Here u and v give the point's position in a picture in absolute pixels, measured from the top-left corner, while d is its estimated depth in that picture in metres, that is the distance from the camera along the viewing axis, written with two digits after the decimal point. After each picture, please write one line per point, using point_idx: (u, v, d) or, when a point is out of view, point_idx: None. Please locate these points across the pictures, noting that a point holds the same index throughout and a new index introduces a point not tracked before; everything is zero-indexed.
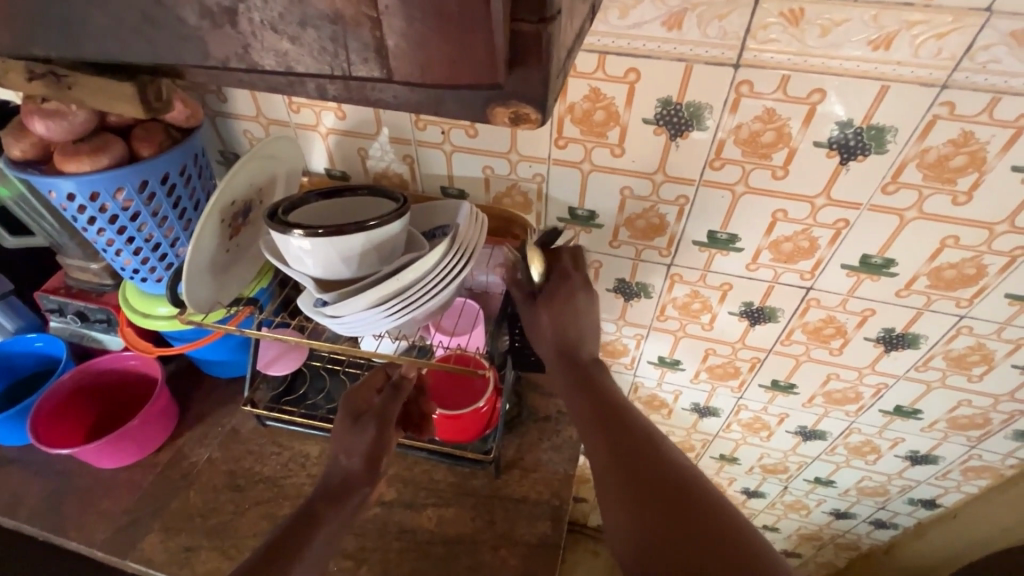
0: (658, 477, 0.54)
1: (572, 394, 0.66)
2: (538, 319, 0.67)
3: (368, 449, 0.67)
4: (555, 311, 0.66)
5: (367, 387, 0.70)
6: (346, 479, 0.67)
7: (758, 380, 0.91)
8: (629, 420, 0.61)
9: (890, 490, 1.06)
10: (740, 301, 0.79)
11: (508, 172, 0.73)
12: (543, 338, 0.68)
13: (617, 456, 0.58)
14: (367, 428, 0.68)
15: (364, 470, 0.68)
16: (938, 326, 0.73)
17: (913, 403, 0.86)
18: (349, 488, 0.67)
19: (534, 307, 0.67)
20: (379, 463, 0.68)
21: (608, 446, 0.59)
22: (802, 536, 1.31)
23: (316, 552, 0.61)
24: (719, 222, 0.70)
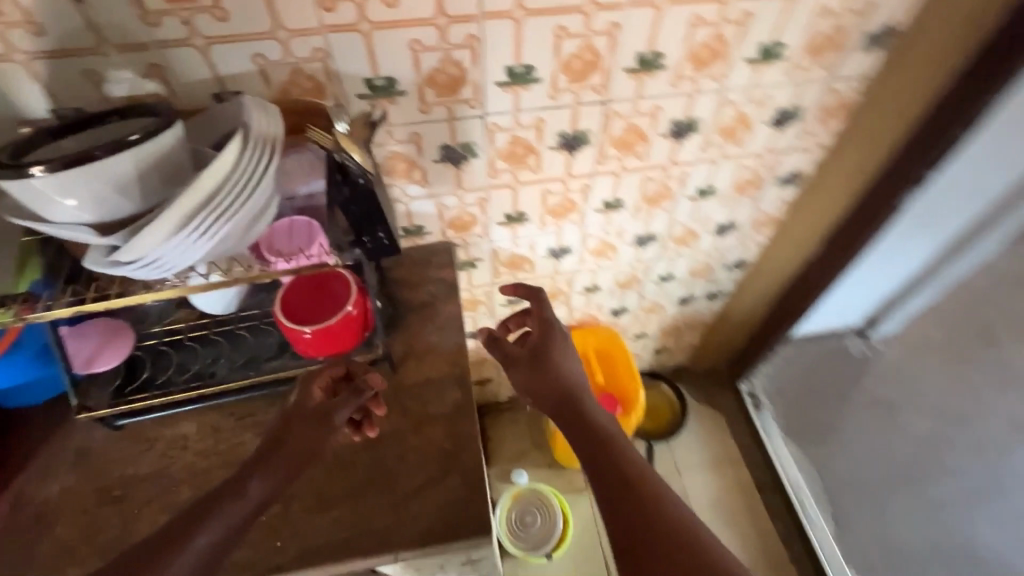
0: (648, 499, 0.64)
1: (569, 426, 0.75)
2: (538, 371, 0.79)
3: (311, 447, 0.69)
4: (551, 362, 0.80)
5: (318, 377, 0.72)
6: (282, 457, 0.67)
7: (593, 206, 1.01)
8: (624, 458, 0.69)
9: (713, 264, 1.29)
10: (555, 133, 0.84)
11: (285, 56, 0.65)
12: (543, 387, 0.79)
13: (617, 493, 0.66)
14: (319, 416, 0.70)
15: (306, 456, 0.69)
16: (708, 105, 0.86)
17: (709, 182, 1.02)
18: (282, 467, 0.67)
19: (534, 362, 0.80)
20: (317, 448, 0.69)
21: (600, 463, 0.69)
22: (666, 332, 1.57)
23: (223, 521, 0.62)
24: (513, 56, 0.72)
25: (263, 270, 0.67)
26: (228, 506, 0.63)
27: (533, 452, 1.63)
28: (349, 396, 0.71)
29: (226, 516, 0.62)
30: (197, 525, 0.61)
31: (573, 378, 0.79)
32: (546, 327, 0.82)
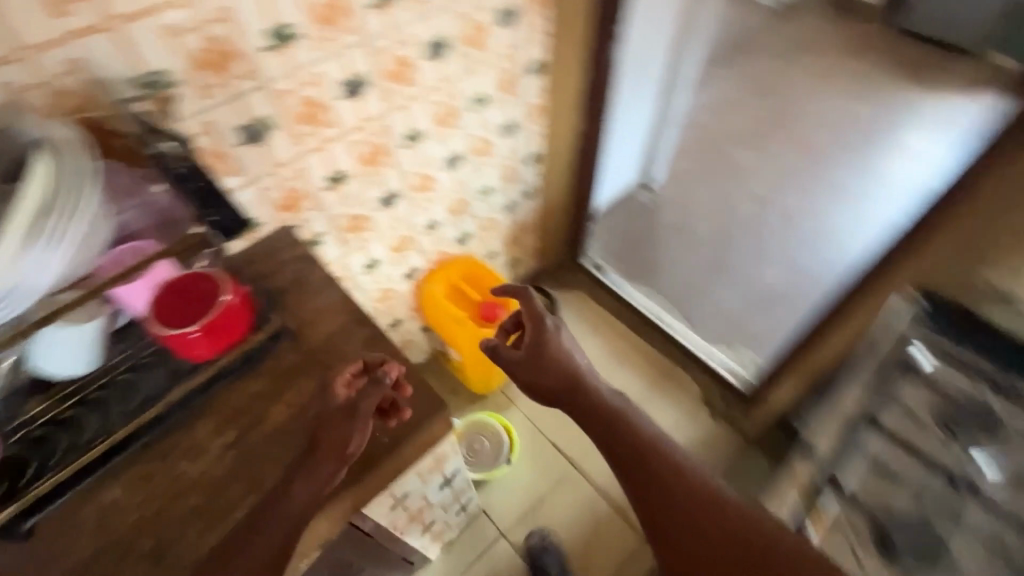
0: (660, 473, 0.84)
1: (582, 417, 0.88)
2: (538, 364, 0.87)
3: (343, 442, 0.70)
4: (548, 355, 0.87)
5: (341, 378, 0.75)
6: (315, 456, 0.70)
7: (399, 143, 1.12)
8: (630, 435, 0.86)
9: (516, 165, 1.51)
10: (336, 83, 0.93)
11: (35, 76, 0.64)
12: (546, 375, 0.87)
13: (630, 471, 0.85)
14: (347, 412, 0.72)
15: (337, 454, 0.70)
16: (448, 21, 1.02)
17: (479, 90, 1.20)
18: (318, 466, 0.69)
19: (534, 358, 0.87)
20: (349, 445, 0.71)
21: (614, 449, 0.86)
22: (510, 242, 1.78)
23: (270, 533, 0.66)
24: (267, 18, 0.78)
25: (98, 285, 0.61)
26: (272, 519, 0.66)
27: (453, 398, 1.75)
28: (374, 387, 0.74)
29: (274, 527, 0.66)
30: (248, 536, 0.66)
31: (576, 362, 0.88)
32: (539, 320, 0.88)
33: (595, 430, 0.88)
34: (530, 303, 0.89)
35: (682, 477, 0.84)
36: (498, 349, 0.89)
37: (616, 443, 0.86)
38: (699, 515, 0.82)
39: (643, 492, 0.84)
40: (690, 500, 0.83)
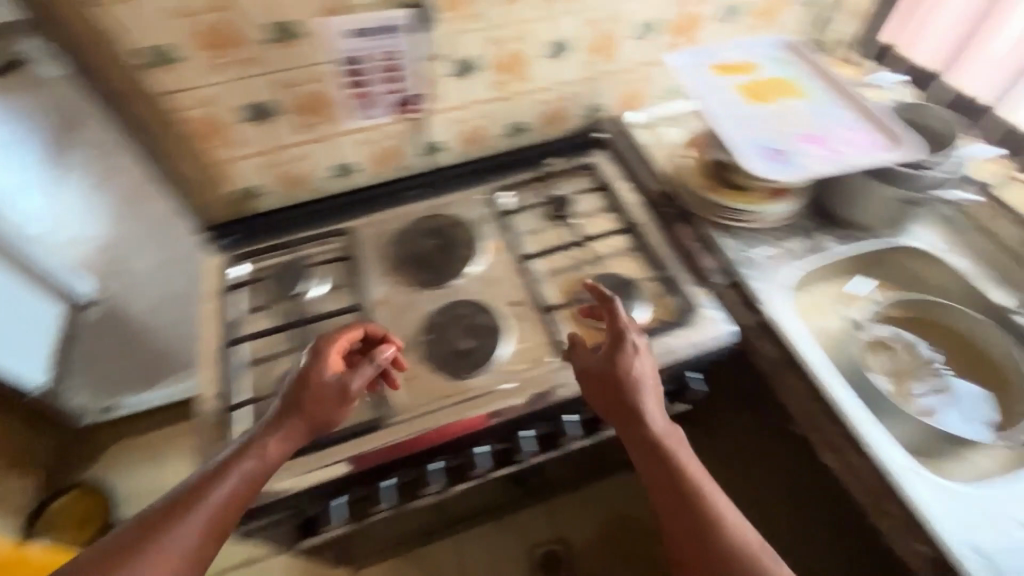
0: (705, 529, 0.65)
1: (640, 451, 0.73)
2: (604, 368, 0.77)
3: (332, 409, 0.72)
4: (623, 364, 0.76)
5: (335, 357, 0.77)
6: (297, 408, 0.71)
7: None
8: (673, 471, 0.69)
9: None
10: None
11: None
12: (607, 397, 0.77)
13: (683, 526, 0.66)
14: (339, 392, 0.73)
15: (313, 428, 0.71)
16: None
17: None
18: (297, 425, 0.70)
19: (610, 372, 0.76)
20: (331, 423, 0.72)
21: (673, 490, 0.68)
22: None
23: (217, 494, 0.63)
24: None
25: None
26: (246, 464, 0.66)
27: None
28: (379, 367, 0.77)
29: (231, 482, 0.64)
30: (190, 505, 0.61)
31: (641, 382, 0.76)
32: (626, 343, 0.78)
33: (648, 467, 0.71)
34: (619, 313, 0.81)
35: (730, 545, 0.63)
36: (580, 353, 0.81)
37: (675, 481, 0.69)
38: None
39: (690, 543, 0.65)
40: None
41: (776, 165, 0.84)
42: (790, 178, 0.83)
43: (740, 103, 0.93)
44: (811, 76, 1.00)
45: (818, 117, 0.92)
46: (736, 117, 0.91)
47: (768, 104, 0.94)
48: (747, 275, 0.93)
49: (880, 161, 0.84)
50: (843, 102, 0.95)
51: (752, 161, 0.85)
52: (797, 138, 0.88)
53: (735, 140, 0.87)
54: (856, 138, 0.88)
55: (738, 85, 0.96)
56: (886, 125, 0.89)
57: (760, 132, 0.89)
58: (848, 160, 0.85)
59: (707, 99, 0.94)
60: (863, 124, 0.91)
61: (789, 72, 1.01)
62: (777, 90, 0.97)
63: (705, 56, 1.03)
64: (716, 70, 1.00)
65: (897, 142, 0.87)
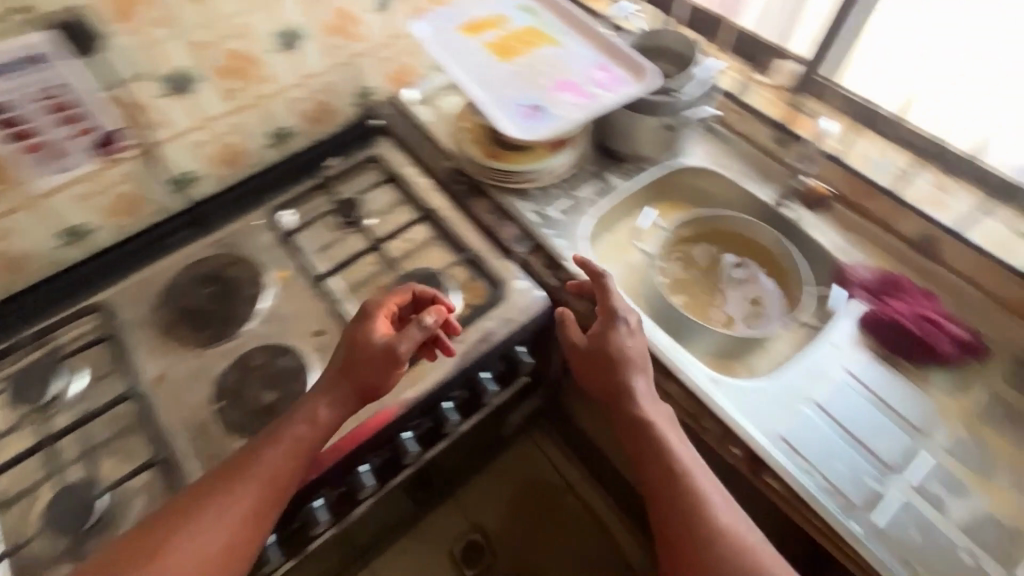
0: (691, 523, 0.64)
1: (631, 431, 0.72)
2: (596, 344, 0.76)
3: (382, 369, 0.72)
4: (616, 336, 0.75)
5: (379, 320, 0.76)
6: (347, 376, 0.72)
7: None
8: (664, 458, 0.69)
9: None
10: None
11: None
12: (601, 377, 0.76)
13: (669, 512, 0.66)
14: (386, 354, 0.72)
15: (364, 394, 0.73)
16: None
17: None
18: (343, 392, 0.72)
19: (601, 348, 0.75)
20: (380, 386, 0.73)
21: (663, 473, 0.68)
22: None
23: (269, 459, 0.66)
24: None
25: None
26: (296, 429, 0.68)
27: None
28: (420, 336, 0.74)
29: (275, 453, 0.67)
30: (242, 476, 0.65)
31: (632, 357, 0.75)
32: (614, 317, 0.77)
33: (639, 448, 0.71)
34: (607, 288, 0.79)
35: (713, 540, 0.63)
36: (571, 331, 0.79)
37: (665, 465, 0.68)
38: None
39: (672, 529, 0.65)
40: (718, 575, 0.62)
41: (527, 125, 0.82)
42: (542, 136, 0.80)
43: (487, 66, 0.89)
44: (558, 16, 0.97)
45: (565, 63, 0.90)
46: (484, 81, 0.87)
47: (515, 60, 0.90)
48: (548, 232, 0.94)
49: (623, 98, 0.84)
50: (588, 41, 0.93)
51: (502, 126, 0.81)
52: (546, 91, 0.86)
53: (483, 107, 0.83)
54: (602, 79, 0.87)
55: (484, 45, 0.92)
56: (627, 58, 0.89)
57: (509, 92, 0.85)
58: (594, 103, 0.84)
59: (453, 68, 0.88)
60: (607, 61, 0.90)
61: (536, 17, 0.97)
62: (524, 41, 0.93)
63: (447, 17, 0.96)
64: (461, 31, 0.94)
65: (638, 75, 0.87)
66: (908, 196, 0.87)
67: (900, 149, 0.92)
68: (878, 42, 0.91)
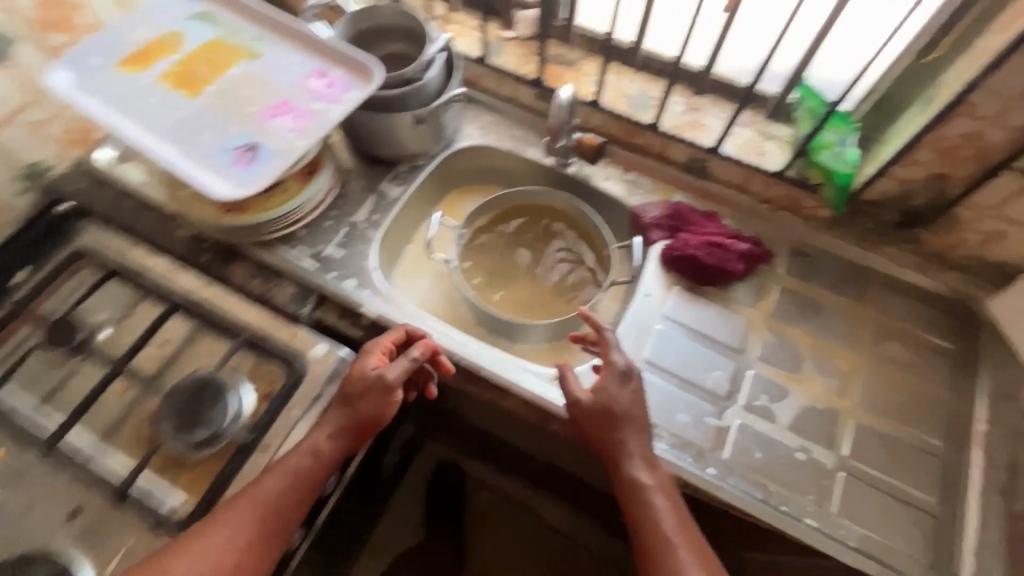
0: None
1: (630, 498, 0.64)
2: (596, 408, 0.66)
3: (375, 407, 0.66)
4: (617, 401, 0.66)
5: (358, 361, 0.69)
6: (344, 409, 0.66)
7: None
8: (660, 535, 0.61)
9: None
10: None
11: None
12: (599, 437, 0.66)
13: None
14: (380, 386, 0.66)
15: (360, 433, 0.66)
16: None
17: None
18: (340, 422, 0.65)
19: (602, 411, 0.66)
20: (376, 420, 0.66)
21: (655, 543, 0.61)
22: None
23: (268, 488, 0.61)
24: None
25: None
26: (299, 456, 0.63)
27: None
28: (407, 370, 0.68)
29: (277, 479, 0.61)
30: (248, 503, 0.60)
31: (634, 417, 0.66)
32: (617, 372, 0.68)
33: (634, 516, 0.63)
34: (609, 343, 0.71)
35: None
36: (570, 384, 0.68)
37: (661, 537, 0.61)
38: None
39: None
40: None
41: (241, 175, 0.66)
42: (263, 184, 0.65)
43: (171, 109, 0.70)
44: (247, 17, 0.78)
45: (271, 78, 0.73)
46: (170, 132, 0.68)
47: (206, 91, 0.72)
48: (331, 276, 0.80)
49: (349, 106, 0.70)
50: (294, 41, 0.76)
51: (209, 186, 0.65)
52: (256, 123, 0.69)
53: (176, 167, 0.65)
54: (319, 88, 0.72)
55: (159, 81, 0.72)
56: (343, 52, 0.74)
57: (208, 138, 0.68)
58: (316, 123, 0.69)
59: (123, 125, 0.68)
60: (322, 63, 0.74)
61: (220, 25, 0.78)
62: (213, 62, 0.74)
63: (98, 54, 0.73)
64: (123, 69, 0.72)
65: (360, 72, 0.72)
66: (668, 125, 0.87)
67: (650, 76, 0.91)
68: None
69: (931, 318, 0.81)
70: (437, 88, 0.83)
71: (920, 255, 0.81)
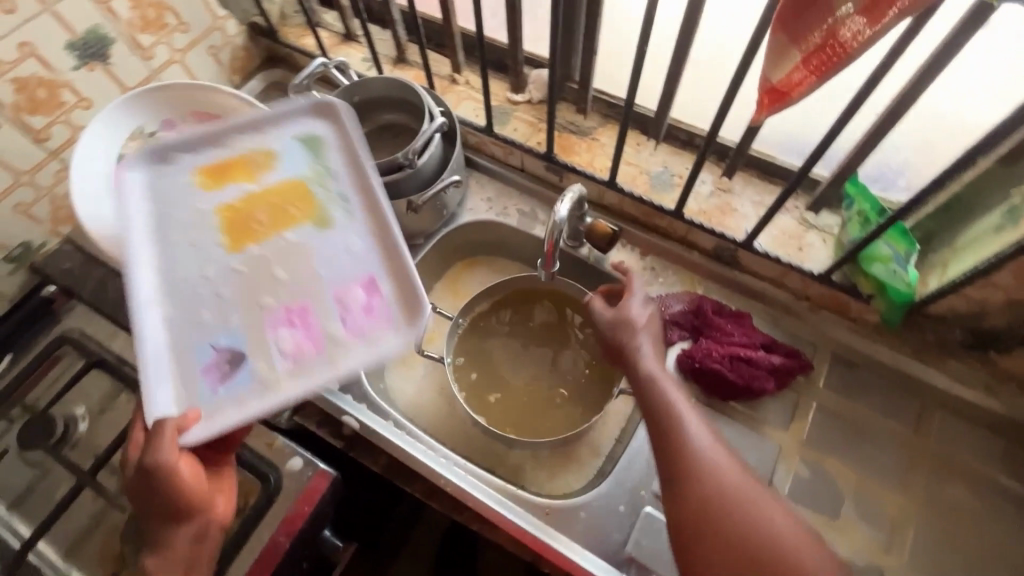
0: (716, 501, 0.49)
1: (642, 402, 0.57)
2: (614, 320, 0.63)
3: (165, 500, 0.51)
4: (637, 309, 0.63)
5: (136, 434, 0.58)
6: (165, 513, 0.52)
7: None
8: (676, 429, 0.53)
9: None
10: None
11: None
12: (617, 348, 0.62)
13: (685, 493, 0.50)
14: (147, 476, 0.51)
15: (184, 529, 0.52)
16: None
17: None
18: (157, 528, 0.52)
19: (619, 318, 0.63)
20: (181, 510, 0.52)
21: (675, 442, 0.52)
22: None
23: None
24: None
25: None
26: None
27: None
28: (180, 427, 0.55)
29: None
30: None
31: (647, 327, 0.62)
32: (635, 294, 0.65)
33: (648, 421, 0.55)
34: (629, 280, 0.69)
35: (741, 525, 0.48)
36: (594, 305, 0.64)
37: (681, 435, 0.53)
38: None
39: (693, 513, 0.49)
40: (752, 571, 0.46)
41: (204, 393, 0.60)
42: (222, 421, 0.59)
43: (198, 254, 0.65)
44: (349, 164, 0.69)
45: (318, 268, 0.65)
46: (172, 290, 0.64)
47: (246, 250, 0.66)
48: None
49: (371, 360, 0.62)
50: (370, 223, 0.67)
51: (160, 395, 0.60)
52: (267, 329, 0.63)
53: (151, 350, 0.61)
54: (354, 311, 0.64)
55: (213, 213, 0.66)
56: (404, 272, 0.65)
57: (209, 323, 0.63)
58: (321, 362, 0.62)
59: (152, 261, 0.64)
60: (378, 271, 0.65)
61: (319, 161, 0.69)
62: (276, 214, 0.67)
63: (185, 155, 0.69)
64: (195, 179, 0.67)
65: (405, 309, 0.64)
66: (694, 210, 0.77)
67: (675, 148, 0.81)
68: (619, 60, 0.77)
69: (1002, 453, 0.68)
70: (432, 167, 0.76)
71: (993, 376, 0.68)
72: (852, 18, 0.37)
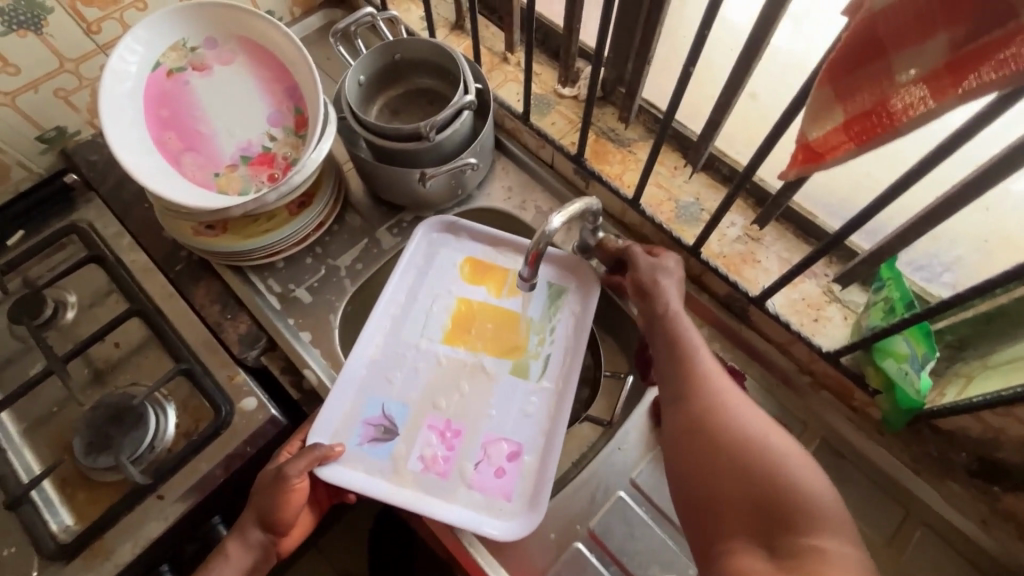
0: (711, 421, 0.52)
1: (654, 334, 0.61)
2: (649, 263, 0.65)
3: (275, 509, 0.59)
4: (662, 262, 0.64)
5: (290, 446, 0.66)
6: (269, 514, 0.59)
7: None
8: (683, 358, 0.57)
9: None
10: None
11: None
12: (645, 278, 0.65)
13: (685, 415, 0.54)
14: (278, 478, 0.59)
15: (273, 532, 0.60)
16: None
17: None
18: (253, 516, 0.60)
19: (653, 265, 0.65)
20: (282, 517, 0.59)
21: (677, 371, 0.57)
22: None
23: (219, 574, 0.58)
24: None
25: None
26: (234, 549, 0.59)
27: None
28: (325, 457, 0.62)
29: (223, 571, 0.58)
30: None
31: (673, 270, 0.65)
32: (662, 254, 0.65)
33: (660, 352, 0.60)
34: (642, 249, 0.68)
35: (734, 440, 0.50)
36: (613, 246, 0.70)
37: (686, 365, 0.57)
38: (733, 504, 0.48)
39: (687, 434, 0.53)
40: (741, 482, 0.48)
41: (357, 439, 0.66)
42: (357, 470, 0.65)
43: (422, 330, 0.73)
44: (570, 334, 0.72)
45: (491, 407, 0.68)
46: (393, 335, 0.72)
47: (454, 350, 0.71)
48: (289, 323, 0.75)
49: (468, 519, 0.62)
50: (553, 401, 0.68)
51: (325, 424, 0.67)
52: (421, 428, 0.67)
53: (360, 368, 0.70)
54: (489, 468, 0.65)
55: (454, 301, 0.74)
56: (547, 457, 0.65)
57: (395, 387, 0.69)
58: (442, 485, 0.64)
59: (391, 309, 0.74)
60: (529, 445, 0.66)
61: (549, 314, 0.73)
62: (493, 336, 0.72)
63: (470, 239, 0.78)
64: (462, 266, 0.76)
65: (529, 494, 0.64)
66: (714, 251, 0.72)
67: (714, 181, 0.75)
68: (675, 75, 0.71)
69: None
70: (457, 142, 0.73)
71: (993, 511, 0.62)
72: (914, 89, 0.32)
